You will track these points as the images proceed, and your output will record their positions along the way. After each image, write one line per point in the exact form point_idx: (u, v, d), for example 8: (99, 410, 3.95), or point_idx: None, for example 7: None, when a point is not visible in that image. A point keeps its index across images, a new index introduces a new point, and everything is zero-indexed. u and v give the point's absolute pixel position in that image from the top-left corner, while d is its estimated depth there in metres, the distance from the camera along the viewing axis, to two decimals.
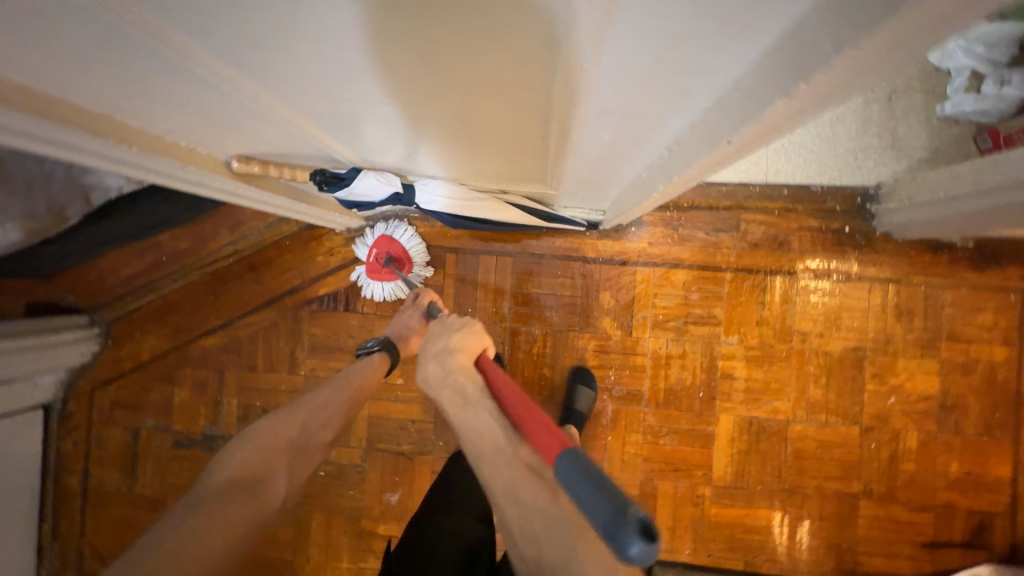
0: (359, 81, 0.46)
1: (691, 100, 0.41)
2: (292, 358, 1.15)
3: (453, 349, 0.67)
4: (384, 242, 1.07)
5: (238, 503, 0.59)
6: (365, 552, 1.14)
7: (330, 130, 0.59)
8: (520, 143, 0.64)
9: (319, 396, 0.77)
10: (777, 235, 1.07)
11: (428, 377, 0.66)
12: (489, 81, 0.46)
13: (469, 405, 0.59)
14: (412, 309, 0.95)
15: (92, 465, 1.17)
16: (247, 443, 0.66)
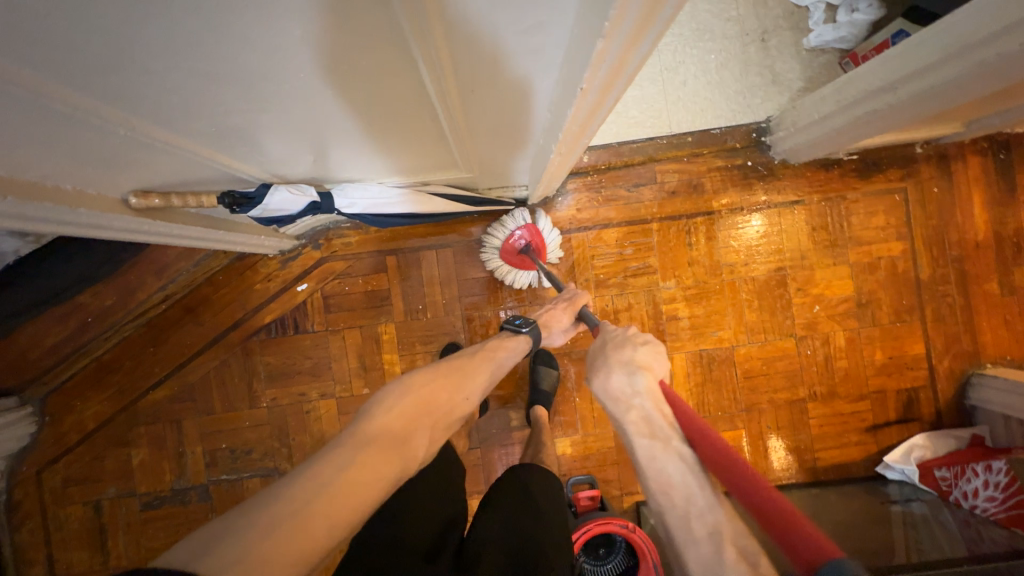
0: (241, 95, 0.48)
1: (547, 54, 0.46)
2: (251, 392, 1.12)
3: (634, 374, 0.63)
4: (529, 230, 1.06)
5: (388, 455, 0.57)
6: None
7: (228, 151, 0.60)
8: (423, 133, 0.67)
9: (467, 368, 0.76)
10: (690, 179, 1.15)
11: (609, 388, 0.64)
12: (369, 74, 0.49)
13: (664, 444, 0.54)
14: (564, 306, 0.95)
15: (56, 550, 1.10)
16: (401, 396, 0.65)
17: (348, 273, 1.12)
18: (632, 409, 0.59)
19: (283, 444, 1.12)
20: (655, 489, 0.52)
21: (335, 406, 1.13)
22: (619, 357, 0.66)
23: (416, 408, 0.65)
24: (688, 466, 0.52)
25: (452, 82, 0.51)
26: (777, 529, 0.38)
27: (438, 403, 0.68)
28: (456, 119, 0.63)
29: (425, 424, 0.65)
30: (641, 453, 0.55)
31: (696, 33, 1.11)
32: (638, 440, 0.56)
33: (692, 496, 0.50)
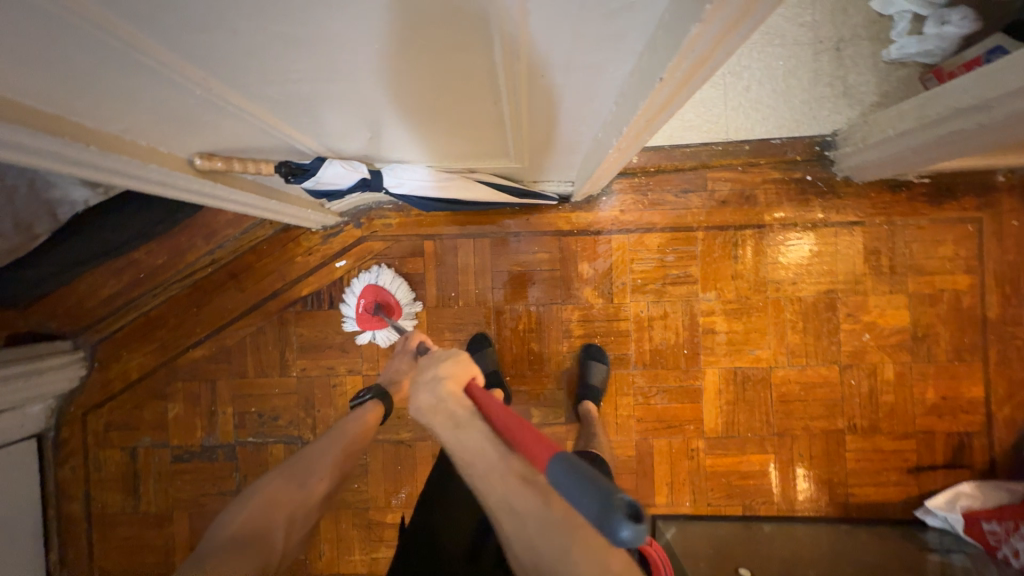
0: (311, 64, 0.48)
1: (624, 42, 0.44)
2: (282, 361, 1.15)
3: (442, 376, 0.65)
4: (371, 290, 1.10)
5: (241, 555, 0.62)
6: (377, 543, 1.15)
7: (290, 121, 0.61)
8: (477, 119, 0.67)
9: (314, 450, 0.80)
10: (742, 190, 1.10)
11: (420, 405, 0.64)
12: (437, 55, 0.48)
13: (459, 427, 0.59)
14: (402, 356, 0.96)
15: (94, 489, 1.17)
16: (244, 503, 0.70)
17: (386, 254, 1.13)
18: (439, 412, 0.61)
19: (309, 415, 1.15)
20: (463, 462, 0.58)
21: (361, 383, 1.14)
22: (425, 374, 0.67)
23: (266, 506, 0.70)
24: (482, 434, 0.57)
25: (518, 64, 0.50)
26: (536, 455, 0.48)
27: (287, 494, 0.72)
28: (514, 106, 0.62)
29: (279, 517, 0.69)
30: (448, 440, 0.59)
31: (764, 37, 1.06)
32: (444, 435, 0.60)
33: (484, 452, 0.56)
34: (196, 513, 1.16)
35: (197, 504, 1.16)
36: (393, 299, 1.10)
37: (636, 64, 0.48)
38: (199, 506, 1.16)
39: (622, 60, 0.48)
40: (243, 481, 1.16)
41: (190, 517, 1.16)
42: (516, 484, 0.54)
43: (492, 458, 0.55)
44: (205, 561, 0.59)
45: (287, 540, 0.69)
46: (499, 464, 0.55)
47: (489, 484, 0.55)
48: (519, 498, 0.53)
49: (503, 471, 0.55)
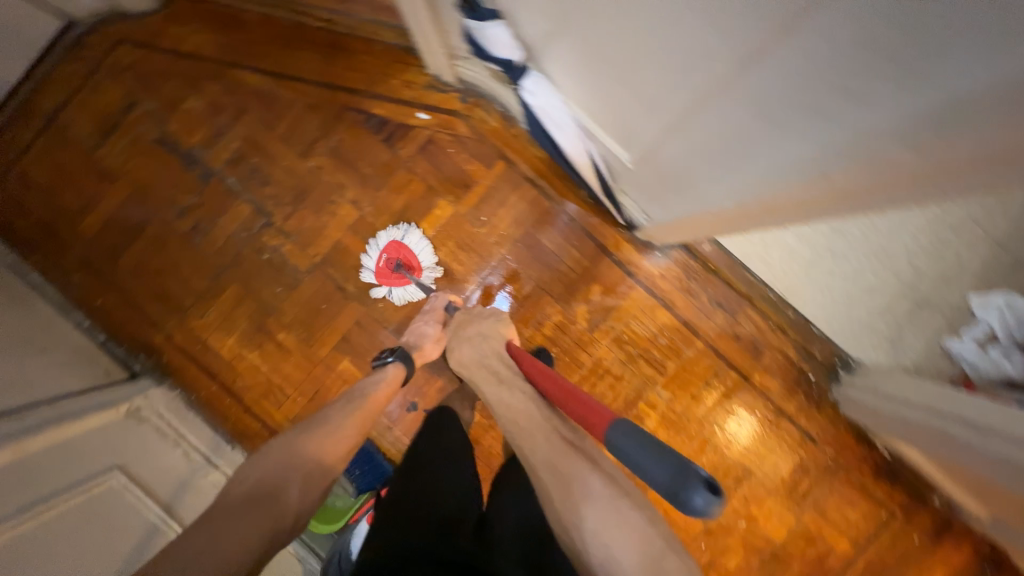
0: None
1: (808, 131, 0.47)
2: (310, 145, 1.13)
3: (485, 332, 0.90)
4: (394, 247, 1.12)
5: (247, 515, 0.63)
6: (253, 345, 1.14)
7: None
8: (638, 104, 0.69)
9: (335, 407, 0.83)
10: (758, 341, 1.13)
11: (465, 357, 0.88)
12: (663, 29, 0.51)
13: (502, 380, 0.80)
14: (429, 315, 1.03)
15: (75, 105, 1.14)
16: (260, 462, 0.72)
17: (463, 141, 1.13)
18: (485, 364, 0.84)
19: (291, 205, 1.13)
20: (509, 418, 0.75)
21: (354, 218, 1.13)
22: (473, 332, 0.91)
23: (277, 468, 0.70)
24: (526, 394, 0.77)
25: (711, 89, 0.53)
26: (592, 421, 0.65)
27: (305, 452, 0.73)
28: (674, 119, 0.64)
29: (291, 478, 0.69)
30: (496, 395, 0.79)
31: (873, 254, 1.08)
32: (490, 388, 0.80)
33: (533, 412, 0.74)
34: (136, 195, 1.14)
35: (144, 189, 1.13)
36: (417, 258, 1.12)
37: (818, 156, 0.48)
38: (143, 192, 1.13)
39: (806, 144, 0.48)
40: (195, 206, 1.13)
41: (128, 193, 1.14)
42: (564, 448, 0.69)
43: (539, 421, 0.73)
44: (218, 521, 0.61)
45: (304, 494, 0.69)
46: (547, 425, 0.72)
47: (537, 441, 0.70)
48: (561, 460, 0.67)
49: (552, 432, 0.71)
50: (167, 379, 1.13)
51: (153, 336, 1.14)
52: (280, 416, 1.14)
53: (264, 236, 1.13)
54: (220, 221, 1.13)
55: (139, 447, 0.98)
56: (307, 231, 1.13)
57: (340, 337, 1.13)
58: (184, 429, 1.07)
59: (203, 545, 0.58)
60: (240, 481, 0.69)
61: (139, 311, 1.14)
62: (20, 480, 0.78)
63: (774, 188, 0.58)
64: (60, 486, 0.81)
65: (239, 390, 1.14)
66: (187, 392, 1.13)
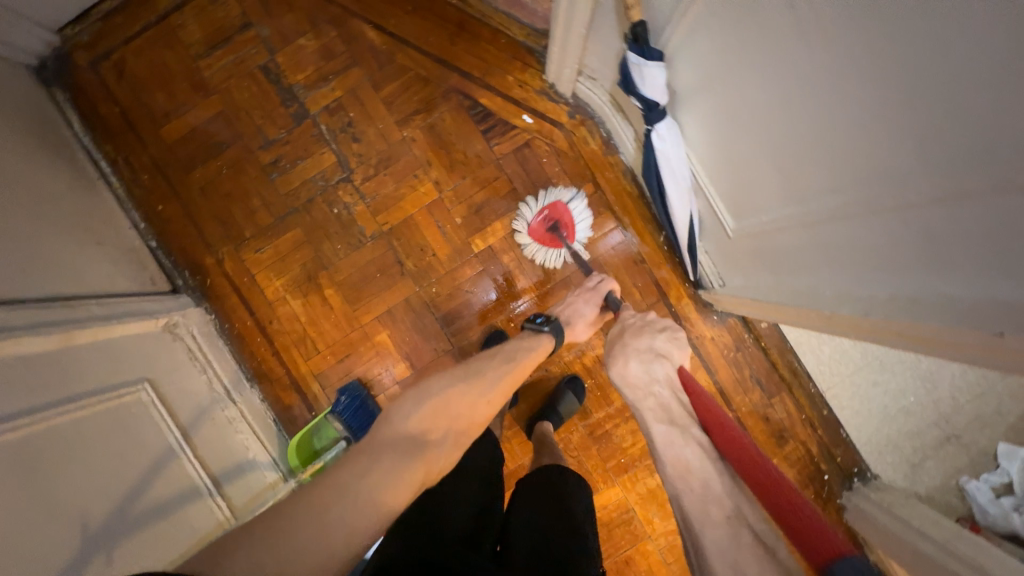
0: (785, 24, 0.51)
1: (967, 278, 0.46)
2: (409, 115, 1.12)
3: (656, 350, 0.89)
4: (556, 208, 1.09)
5: (409, 458, 0.60)
6: (299, 293, 1.13)
7: (702, 21, 0.63)
8: (775, 184, 0.69)
9: (488, 366, 0.80)
10: (784, 428, 1.14)
11: (627, 373, 0.87)
12: (846, 131, 0.51)
13: (677, 426, 0.75)
14: (591, 294, 0.98)
15: (190, 10, 1.13)
16: (416, 404, 0.68)
17: (559, 155, 1.12)
18: (652, 392, 0.83)
19: (375, 168, 1.12)
20: (675, 473, 0.69)
21: (431, 198, 1.12)
22: (640, 347, 0.89)
23: (432, 415, 0.67)
24: (698, 444, 0.71)
25: (870, 202, 0.53)
26: (810, 538, 0.49)
27: (453, 409, 0.70)
28: (809, 212, 0.64)
29: (446, 434, 0.67)
30: (662, 437, 0.75)
31: (916, 377, 1.03)
32: (660, 429, 0.76)
33: (710, 480, 0.65)
34: (226, 114, 1.12)
35: (236, 112, 1.12)
36: (574, 224, 1.10)
37: (975, 310, 0.46)
38: (234, 114, 1.12)
39: (964, 291, 0.47)
40: (281, 143, 1.12)
41: (219, 110, 1.12)
42: (748, 535, 0.58)
43: (716, 488, 0.64)
44: (386, 459, 0.58)
45: (452, 452, 0.67)
46: (724, 497, 0.63)
47: (711, 511, 0.61)
48: (745, 556, 0.55)
49: (733, 511, 0.61)
50: (205, 303, 1.13)
51: (203, 257, 1.13)
52: (306, 369, 1.13)
53: (339, 190, 1.12)
54: (301, 164, 1.12)
55: (170, 364, 0.98)
56: (382, 198, 1.13)
57: (386, 310, 1.13)
58: (211, 357, 1.06)
59: (372, 485, 0.54)
60: (401, 417, 0.66)
61: (198, 229, 1.13)
62: (61, 372, 0.77)
63: (901, 315, 0.56)
64: (94, 387, 0.80)
65: (272, 333, 1.13)
66: (222, 321, 1.13)
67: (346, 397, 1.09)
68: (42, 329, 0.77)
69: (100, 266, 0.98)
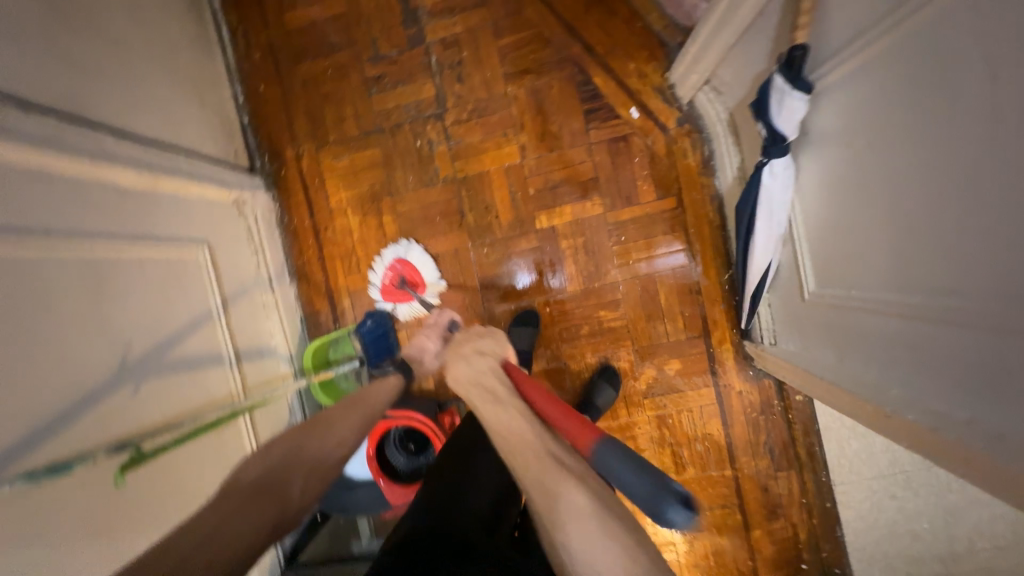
0: (965, 97, 0.45)
1: None
2: (519, 72, 1.09)
3: (484, 350, 0.74)
4: (397, 265, 1.13)
5: (255, 509, 0.60)
6: (359, 211, 1.15)
7: (870, 65, 0.56)
8: (880, 263, 0.63)
9: (332, 410, 0.75)
10: (780, 505, 1.10)
11: (459, 376, 0.70)
12: (991, 235, 0.46)
13: (499, 402, 0.63)
14: (431, 330, 0.95)
15: None
16: (262, 455, 0.67)
17: (653, 159, 1.07)
18: (474, 377, 0.68)
19: (468, 114, 1.11)
20: (500, 438, 0.59)
21: (511, 161, 1.11)
22: (461, 339, 0.79)
23: (282, 463, 0.66)
24: (516, 406, 0.62)
25: (982, 318, 0.48)
26: (579, 434, 0.56)
27: (311, 452, 0.69)
28: (907, 306, 0.59)
29: (295, 476, 0.65)
30: (483, 409, 0.63)
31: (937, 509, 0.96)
32: (481, 406, 0.63)
33: (523, 431, 0.58)
34: (348, 17, 1.13)
35: (357, 18, 1.12)
36: (421, 277, 1.13)
37: None
38: (355, 19, 1.13)
39: None
40: (388, 61, 1.12)
41: (342, 12, 1.13)
42: (551, 463, 0.53)
43: (527, 434, 0.58)
44: (219, 511, 0.58)
45: (311, 493, 0.66)
46: (539, 446, 0.56)
47: (527, 464, 0.54)
48: (555, 478, 0.52)
49: (542, 449, 0.56)
50: (274, 191, 1.17)
51: (285, 148, 1.16)
52: (343, 283, 1.17)
53: (428, 125, 1.12)
54: (401, 88, 1.12)
55: (230, 236, 1.02)
56: (465, 146, 1.12)
57: (434, 254, 1.14)
58: (265, 243, 1.11)
59: (211, 537, 0.54)
60: (242, 473, 0.64)
61: (288, 120, 1.16)
62: (140, 212, 0.82)
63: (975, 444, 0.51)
64: (161, 235, 0.85)
65: (324, 239, 1.17)
66: (284, 213, 1.17)
67: (371, 321, 1.11)
68: (136, 166, 0.82)
69: (199, 126, 1.02)
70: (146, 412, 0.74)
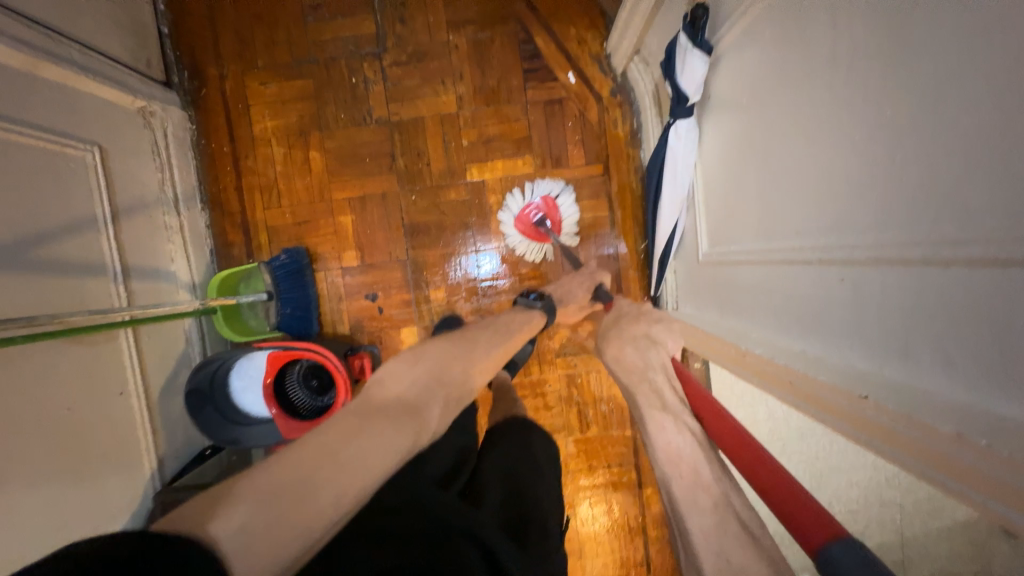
0: (822, 47, 0.50)
1: (874, 342, 0.49)
2: (462, 22, 1.09)
3: (650, 341, 0.77)
4: (548, 205, 1.09)
5: (398, 423, 0.54)
6: (285, 142, 1.11)
7: (755, 25, 0.61)
8: (757, 217, 0.69)
9: (479, 339, 0.76)
10: None
11: (622, 359, 0.75)
12: (835, 175, 0.52)
13: (668, 411, 0.62)
14: (582, 280, 1.01)
15: None
16: (413, 366, 0.65)
17: (584, 125, 1.10)
18: (641, 377, 0.70)
19: (408, 57, 1.09)
20: (665, 459, 0.55)
21: (448, 110, 1.10)
22: (635, 334, 0.79)
23: (431, 382, 0.64)
24: (692, 436, 0.58)
25: (827, 252, 0.53)
26: (799, 521, 0.43)
27: (452, 375, 0.67)
28: (773, 253, 0.65)
29: (438, 398, 0.63)
30: (652, 419, 0.61)
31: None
32: (649, 411, 0.62)
33: (699, 463, 0.54)
34: None
35: None
36: (562, 219, 1.09)
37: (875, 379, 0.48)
38: None
39: (873, 356, 0.49)
40: None
41: None
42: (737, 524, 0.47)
43: (707, 478, 0.52)
44: (360, 430, 0.51)
45: (440, 418, 0.62)
46: (714, 487, 0.51)
47: (698, 502, 0.50)
48: (738, 548, 0.45)
49: (724, 500, 0.50)
50: (192, 111, 1.10)
51: (207, 67, 1.09)
52: (261, 217, 1.12)
53: (365, 62, 1.09)
54: (339, 20, 1.09)
55: (129, 145, 0.95)
56: (402, 88, 1.10)
57: (362, 196, 1.11)
58: (174, 162, 1.04)
59: (364, 450, 0.48)
60: (388, 383, 0.61)
61: (212, 37, 1.09)
62: (17, 93, 0.74)
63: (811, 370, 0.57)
64: (39, 125, 0.77)
65: (244, 168, 1.11)
66: (200, 135, 1.10)
67: (287, 257, 1.08)
68: (17, 41, 0.74)
69: (104, 22, 0.94)
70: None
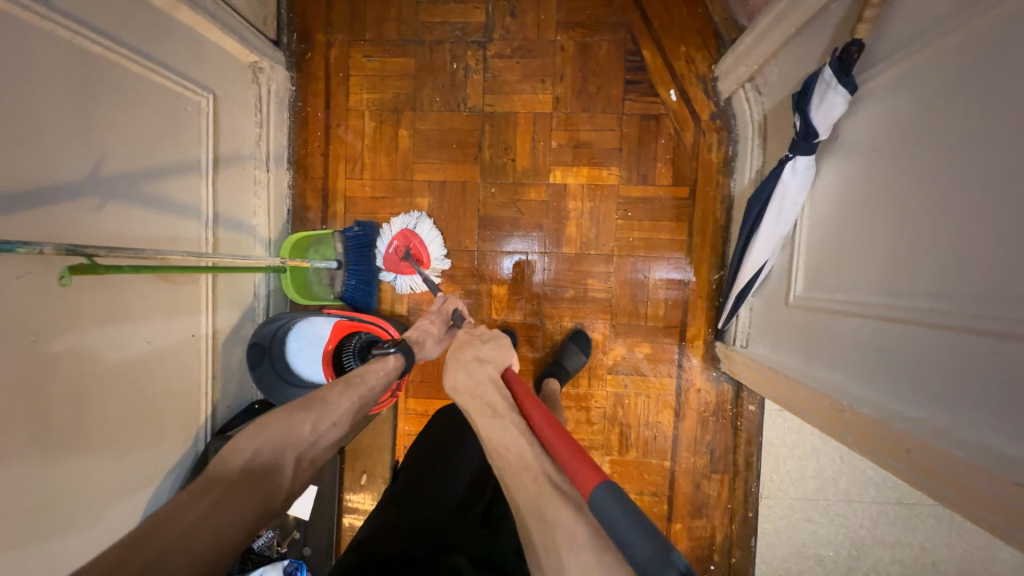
0: (997, 104, 0.47)
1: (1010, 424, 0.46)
2: (573, 24, 1.08)
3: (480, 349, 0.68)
4: (402, 238, 1.09)
5: (248, 488, 0.56)
6: (376, 116, 1.12)
7: (914, 71, 0.58)
8: (866, 270, 0.66)
9: (330, 391, 0.70)
10: (705, 504, 1.12)
11: (455, 386, 0.62)
12: (986, 241, 0.48)
13: (495, 415, 0.56)
14: (434, 317, 0.90)
15: None
16: (254, 434, 0.61)
17: (677, 145, 1.08)
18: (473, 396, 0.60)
19: (513, 50, 1.09)
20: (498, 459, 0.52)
21: (542, 109, 1.09)
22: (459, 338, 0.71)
23: (276, 446, 0.61)
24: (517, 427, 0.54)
25: (959, 320, 0.50)
26: (579, 476, 0.43)
27: (301, 433, 0.63)
28: (883, 310, 0.61)
29: (287, 455, 0.61)
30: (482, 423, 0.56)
31: (847, 538, 1.01)
32: (478, 421, 0.56)
33: (523, 451, 0.50)
34: None
35: None
36: (426, 251, 1.10)
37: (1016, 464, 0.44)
38: None
39: (1009, 438, 0.46)
40: None
41: None
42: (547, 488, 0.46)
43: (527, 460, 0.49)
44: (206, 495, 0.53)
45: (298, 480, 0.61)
46: (534, 466, 0.49)
47: (523, 483, 0.47)
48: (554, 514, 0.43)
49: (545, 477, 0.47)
50: (294, 73, 1.12)
51: (317, 32, 1.12)
52: (341, 185, 1.13)
53: (470, 49, 1.09)
54: (452, 5, 1.09)
55: (236, 97, 0.97)
56: (501, 80, 1.10)
57: (442, 180, 1.12)
58: (271, 120, 1.07)
59: (211, 514, 0.51)
60: (232, 455, 0.59)
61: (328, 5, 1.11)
62: (149, 29, 0.76)
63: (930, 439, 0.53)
64: (165, 63, 0.79)
65: (334, 136, 1.12)
66: (297, 98, 1.13)
67: (360, 229, 1.09)
68: None
69: None
70: (102, 231, 0.69)
